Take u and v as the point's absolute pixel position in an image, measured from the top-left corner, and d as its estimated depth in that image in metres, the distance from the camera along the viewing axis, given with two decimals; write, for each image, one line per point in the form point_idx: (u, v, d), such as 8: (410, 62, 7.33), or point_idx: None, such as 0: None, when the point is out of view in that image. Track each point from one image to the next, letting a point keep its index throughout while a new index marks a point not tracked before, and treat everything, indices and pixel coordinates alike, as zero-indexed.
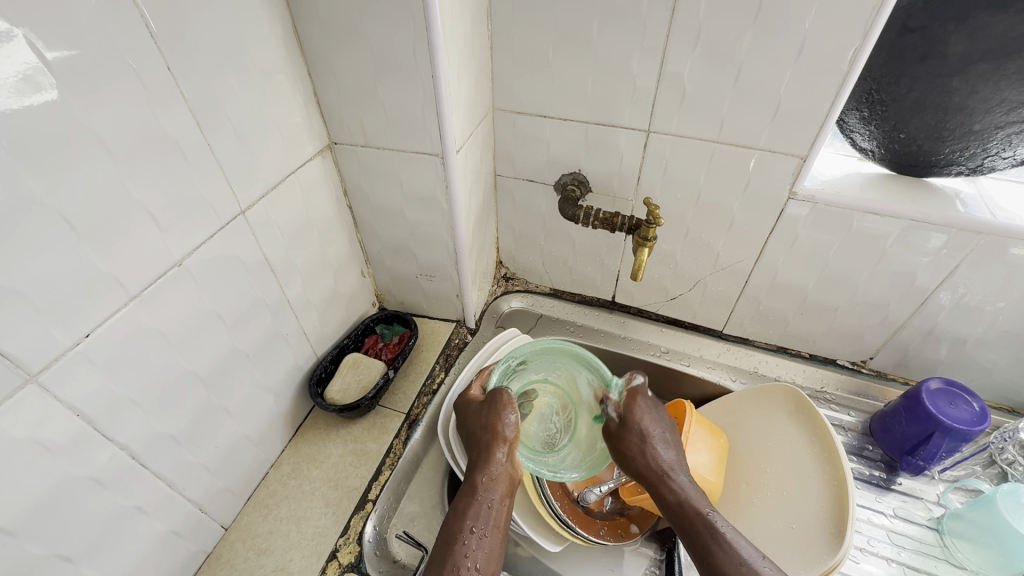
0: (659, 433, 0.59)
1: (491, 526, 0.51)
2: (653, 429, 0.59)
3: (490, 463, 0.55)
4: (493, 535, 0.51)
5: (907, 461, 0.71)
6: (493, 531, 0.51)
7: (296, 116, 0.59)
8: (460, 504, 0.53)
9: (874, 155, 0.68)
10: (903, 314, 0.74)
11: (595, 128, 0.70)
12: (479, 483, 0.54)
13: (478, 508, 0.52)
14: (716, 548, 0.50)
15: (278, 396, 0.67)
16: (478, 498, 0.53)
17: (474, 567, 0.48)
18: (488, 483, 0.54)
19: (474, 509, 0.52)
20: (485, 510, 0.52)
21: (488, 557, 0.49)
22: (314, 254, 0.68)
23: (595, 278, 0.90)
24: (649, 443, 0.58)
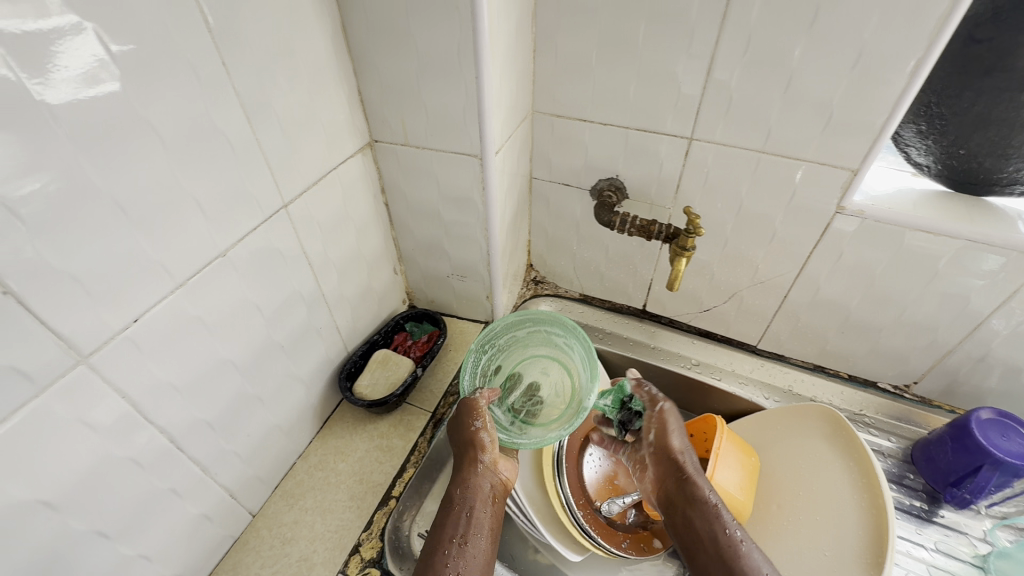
0: (685, 451, 0.66)
1: (477, 538, 0.57)
2: (675, 441, 0.67)
3: (470, 477, 0.61)
4: (475, 547, 0.56)
5: (951, 493, 0.68)
6: (478, 541, 0.57)
7: (340, 113, 0.60)
8: (444, 517, 0.58)
9: (930, 171, 0.65)
10: (953, 338, 0.70)
11: (636, 134, 0.69)
12: (458, 495, 0.60)
13: (457, 518, 0.58)
14: (707, 526, 0.59)
15: (309, 388, 0.68)
16: (463, 508, 0.59)
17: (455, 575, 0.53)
18: (466, 492, 0.60)
19: (458, 518, 0.58)
20: (471, 519, 0.58)
21: (472, 565, 0.55)
22: (349, 250, 0.68)
23: (626, 286, 0.89)
24: (672, 440, 0.67)
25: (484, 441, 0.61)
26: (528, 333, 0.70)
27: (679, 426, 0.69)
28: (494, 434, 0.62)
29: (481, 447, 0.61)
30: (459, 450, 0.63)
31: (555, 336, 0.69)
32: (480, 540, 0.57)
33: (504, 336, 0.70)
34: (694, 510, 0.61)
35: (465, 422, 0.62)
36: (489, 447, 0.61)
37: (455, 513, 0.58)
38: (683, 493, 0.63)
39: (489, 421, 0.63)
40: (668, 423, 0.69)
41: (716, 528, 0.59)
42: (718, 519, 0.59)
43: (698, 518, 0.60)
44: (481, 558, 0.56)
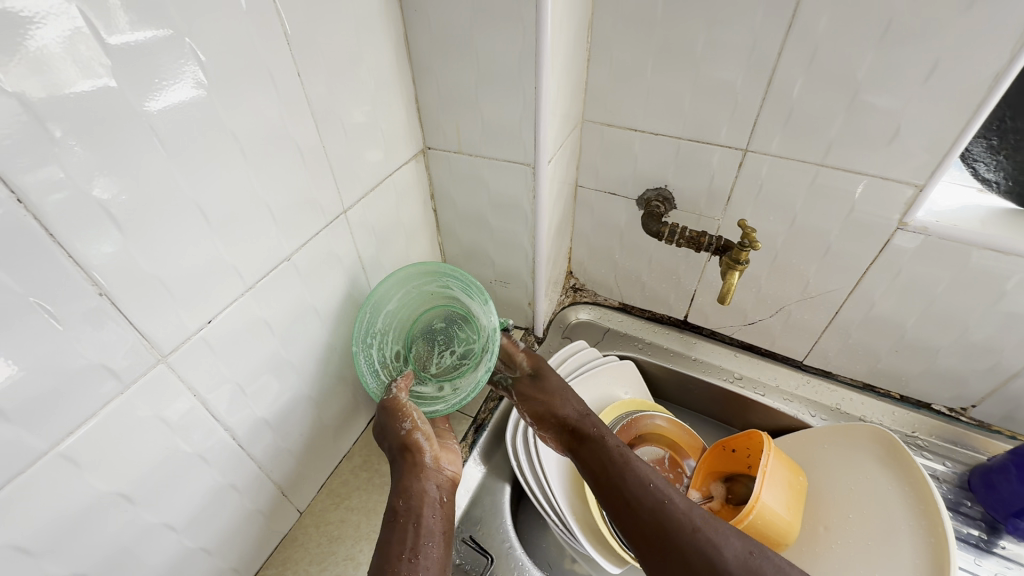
0: (574, 397, 0.67)
1: (430, 553, 0.52)
2: (571, 401, 0.66)
3: (408, 483, 0.56)
4: (429, 557, 0.51)
5: (1012, 524, 0.65)
6: (432, 552, 0.52)
7: (398, 121, 0.61)
8: (393, 528, 0.53)
9: (999, 188, 0.63)
10: (1018, 362, 0.67)
11: (689, 144, 0.68)
12: (400, 504, 0.55)
13: (404, 531, 0.53)
14: (639, 494, 0.57)
15: (356, 389, 0.69)
16: (412, 518, 0.54)
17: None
18: (406, 501, 0.55)
19: (404, 531, 0.53)
20: (419, 533, 0.53)
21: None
22: (399, 254, 0.69)
23: (668, 296, 0.88)
24: (556, 401, 0.66)
25: (423, 440, 0.58)
26: (400, 301, 0.66)
27: (560, 381, 0.69)
28: (429, 429, 0.59)
29: (418, 450, 0.57)
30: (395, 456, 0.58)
31: (430, 287, 0.68)
32: (436, 550, 0.52)
33: (386, 323, 0.65)
34: (614, 469, 0.60)
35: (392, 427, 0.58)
36: (429, 444, 0.58)
37: (402, 526, 0.53)
38: (593, 448, 0.62)
39: (420, 418, 0.59)
40: (558, 393, 0.67)
41: (639, 485, 0.58)
42: (641, 474, 0.59)
43: (635, 499, 0.57)
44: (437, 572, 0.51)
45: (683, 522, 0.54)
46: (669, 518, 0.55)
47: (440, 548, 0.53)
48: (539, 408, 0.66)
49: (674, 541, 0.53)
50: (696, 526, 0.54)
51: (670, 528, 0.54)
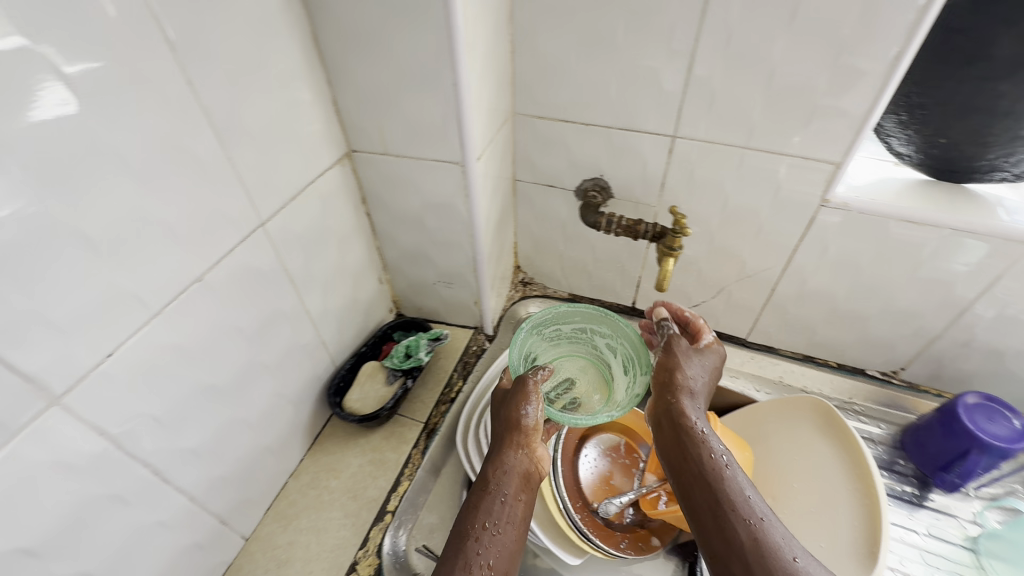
0: (700, 392, 0.58)
1: (507, 526, 0.50)
2: (691, 375, 0.59)
3: (503, 457, 0.55)
4: (506, 530, 0.49)
5: (940, 478, 0.69)
6: (507, 527, 0.50)
7: (315, 125, 0.58)
8: (470, 502, 0.52)
9: (910, 160, 0.66)
10: (938, 325, 0.71)
11: (619, 133, 0.68)
12: (492, 475, 0.54)
13: (489, 504, 0.51)
14: (728, 504, 0.47)
15: (297, 405, 0.66)
16: (490, 493, 0.52)
17: (486, 566, 0.46)
18: (502, 475, 0.53)
19: (488, 504, 0.51)
20: (498, 509, 0.51)
21: (500, 556, 0.47)
22: (332, 263, 0.67)
23: (614, 284, 0.88)
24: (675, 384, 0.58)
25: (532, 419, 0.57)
26: (577, 327, 0.76)
27: (686, 345, 0.62)
28: (541, 413, 0.58)
29: (529, 430, 0.57)
30: (502, 431, 0.57)
31: (596, 336, 0.75)
32: (512, 525, 0.50)
33: (565, 332, 0.76)
34: (705, 471, 0.50)
35: (517, 406, 0.58)
36: (534, 426, 0.57)
37: (483, 499, 0.51)
38: (686, 447, 0.52)
39: (538, 400, 0.59)
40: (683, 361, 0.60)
41: (732, 498, 0.47)
42: (737, 491, 0.47)
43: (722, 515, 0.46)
44: (512, 546, 0.48)
45: (778, 554, 0.42)
46: (760, 543, 0.43)
47: (515, 524, 0.50)
48: (662, 388, 0.58)
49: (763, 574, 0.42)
50: (794, 558, 0.42)
51: (756, 556, 0.43)
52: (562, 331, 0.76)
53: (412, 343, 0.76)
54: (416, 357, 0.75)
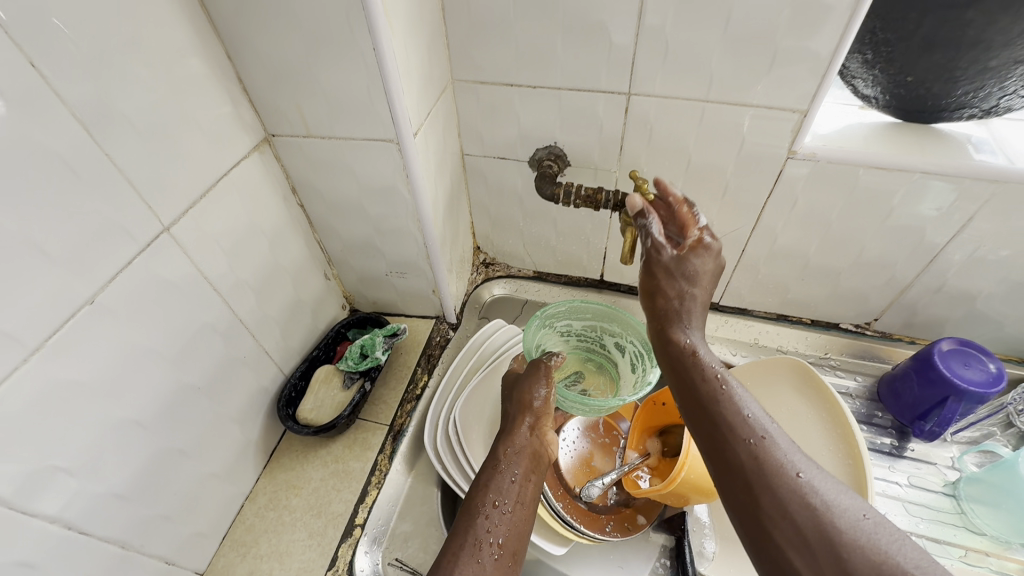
0: (697, 301, 0.49)
1: (517, 505, 0.51)
2: (687, 290, 0.49)
3: (514, 437, 0.57)
4: (516, 508, 0.50)
5: (919, 427, 0.68)
6: (517, 506, 0.51)
7: (220, 109, 0.51)
8: (482, 480, 0.53)
9: (877, 102, 0.62)
10: (910, 273, 0.69)
11: (570, 94, 0.62)
12: (503, 455, 0.55)
13: (500, 482, 0.52)
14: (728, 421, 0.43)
15: (243, 424, 0.60)
16: (501, 471, 0.53)
17: (497, 542, 0.47)
18: (513, 455, 0.55)
19: (497, 482, 0.52)
20: (510, 488, 0.52)
21: (509, 533, 0.48)
22: (265, 264, 0.60)
23: (581, 258, 0.83)
24: (664, 297, 0.50)
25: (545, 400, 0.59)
26: (586, 324, 0.70)
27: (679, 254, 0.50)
28: (551, 398, 0.60)
29: (539, 413, 0.58)
30: (512, 412, 0.59)
31: (606, 335, 0.70)
32: (521, 507, 0.51)
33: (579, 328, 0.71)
34: (702, 389, 0.45)
35: (529, 388, 0.60)
36: (544, 408, 0.59)
37: (493, 478, 0.53)
38: (682, 366, 0.47)
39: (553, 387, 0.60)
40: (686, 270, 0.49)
41: (730, 414, 0.43)
42: (734, 406, 0.43)
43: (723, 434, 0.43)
44: (521, 524, 0.49)
45: (780, 469, 0.39)
46: (762, 461, 0.40)
47: (524, 504, 0.52)
48: (655, 303, 0.50)
49: (765, 491, 0.39)
50: (798, 474, 0.39)
51: (757, 474, 0.40)
52: (574, 327, 0.71)
53: (367, 342, 0.70)
54: (372, 357, 0.70)
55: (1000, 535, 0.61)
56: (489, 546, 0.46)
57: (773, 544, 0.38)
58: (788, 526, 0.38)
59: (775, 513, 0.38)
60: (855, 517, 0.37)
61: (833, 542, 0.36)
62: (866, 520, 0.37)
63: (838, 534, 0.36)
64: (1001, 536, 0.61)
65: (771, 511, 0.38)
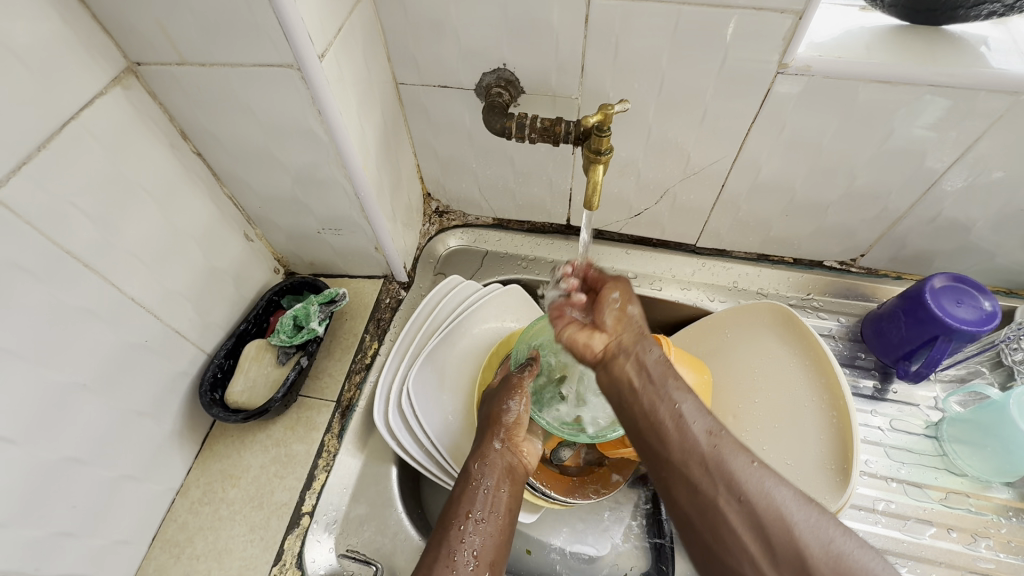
0: (631, 328, 0.47)
1: (495, 514, 0.48)
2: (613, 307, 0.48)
3: (486, 449, 0.52)
4: (493, 520, 0.48)
5: (902, 368, 0.64)
6: (495, 517, 0.48)
7: (50, 32, 0.38)
8: (455, 492, 0.50)
9: (883, 1, 0.52)
10: (904, 204, 0.63)
11: (517, 1, 0.50)
12: (473, 467, 0.51)
13: (476, 492, 0.49)
14: (666, 454, 0.40)
15: (159, 415, 0.53)
16: (475, 481, 0.50)
17: (472, 555, 0.45)
18: (484, 467, 0.51)
19: (472, 493, 0.49)
20: (488, 497, 0.49)
21: (487, 544, 0.46)
22: (158, 230, 0.50)
23: (544, 202, 0.74)
24: (584, 333, 0.48)
25: (515, 413, 0.54)
26: None
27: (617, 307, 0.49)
28: (525, 412, 0.54)
29: (510, 426, 0.53)
30: (481, 429, 0.54)
31: None
32: (498, 517, 0.48)
33: None
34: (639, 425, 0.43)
35: (499, 401, 0.54)
36: (516, 423, 0.54)
37: (469, 489, 0.49)
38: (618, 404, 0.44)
39: (525, 401, 0.55)
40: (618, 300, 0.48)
41: (669, 442, 0.40)
42: (675, 427, 0.41)
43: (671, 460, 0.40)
44: (498, 537, 0.47)
45: (734, 460, 0.38)
46: (720, 453, 0.39)
47: (501, 514, 0.48)
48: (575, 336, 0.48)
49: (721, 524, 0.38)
50: (752, 461, 0.38)
51: (712, 467, 0.38)
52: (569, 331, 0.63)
53: (300, 312, 0.62)
54: (308, 328, 0.61)
55: (981, 474, 0.59)
56: (464, 559, 0.44)
57: (725, 535, 0.37)
58: (742, 509, 0.37)
59: (730, 499, 0.37)
60: (807, 507, 0.36)
61: (790, 538, 0.35)
62: (815, 508, 0.36)
63: (793, 523, 0.36)
64: (981, 475, 0.59)
65: (731, 531, 0.37)
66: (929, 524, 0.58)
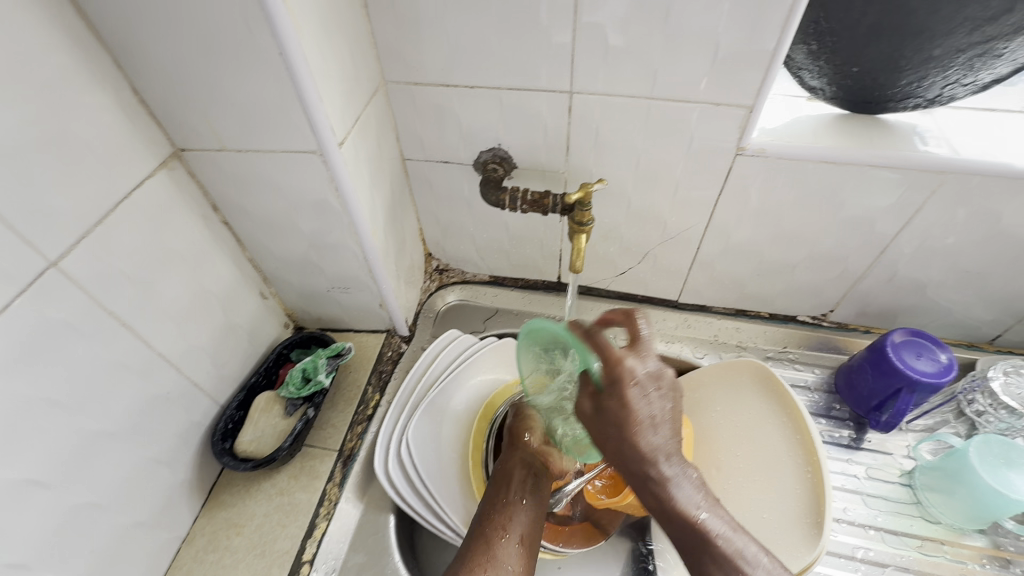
0: (656, 391, 0.40)
1: (521, 502, 0.55)
2: (645, 363, 0.41)
3: (508, 455, 0.59)
4: (521, 507, 0.54)
5: (874, 418, 0.68)
6: (523, 507, 0.54)
7: (115, 130, 0.46)
8: (490, 487, 0.56)
9: (824, 94, 0.60)
10: (862, 265, 0.69)
11: (510, 95, 0.59)
12: (501, 466, 0.58)
13: (504, 486, 0.56)
14: None
15: (172, 463, 0.56)
16: (502, 475, 0.57)
17: (507, 536, 0.51)
18: (506, 465, 0.58)
19: (501, 487, 0.56)
20: (514, 490, 0.55)
21: (523, 527, 0.53)
22: (187, 290, 0.55)
23: (537, 261, 0.80)
24: (644, 430, 0.40)
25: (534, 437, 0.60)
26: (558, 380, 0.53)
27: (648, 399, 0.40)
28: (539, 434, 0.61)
29: (529, 432, 0.61)
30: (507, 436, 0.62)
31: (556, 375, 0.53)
32: (525, 505, 0.54)
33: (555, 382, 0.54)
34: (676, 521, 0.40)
35: (523, 412, 0.63)
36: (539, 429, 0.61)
37: (498, 483, 0.56)
38: (669, 518, 0.41)
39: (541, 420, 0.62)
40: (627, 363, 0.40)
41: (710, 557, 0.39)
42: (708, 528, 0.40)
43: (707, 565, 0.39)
44: (528, 519, 0.53)
45: None
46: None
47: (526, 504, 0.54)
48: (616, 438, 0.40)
49: None
50: None
51: None
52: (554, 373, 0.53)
53: (309, 364, 0.66)
54: (316, 380, 0.66)
55: (955, 522, 0.62)
56: (500, 539, 0.51)
57: None
58: None
59: None
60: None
61: None
62: None
63: None
64: (955, 523, 0.62)
65: None
66: (907, 571, 0.60)
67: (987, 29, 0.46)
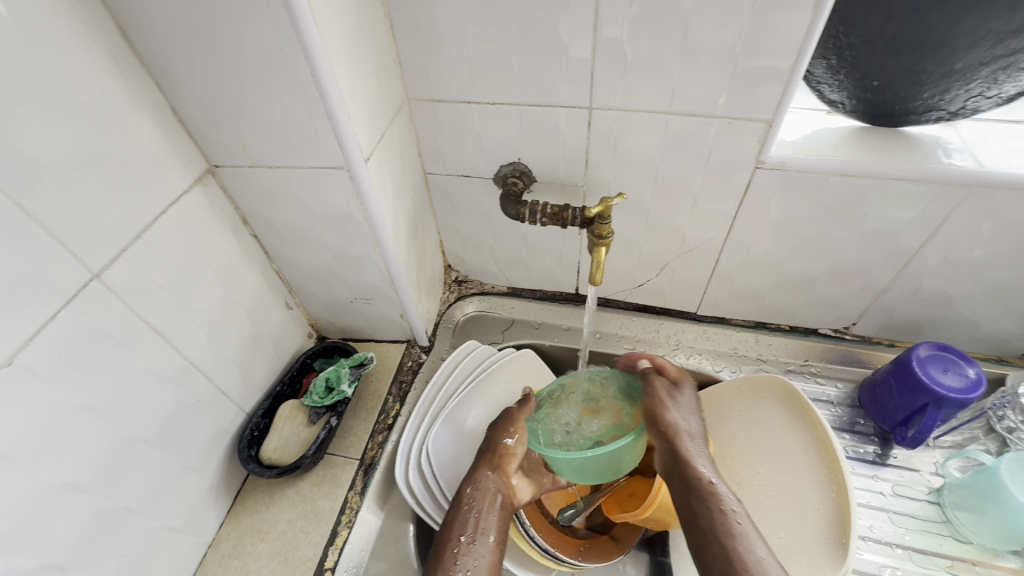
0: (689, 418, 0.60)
1: (486, 537, 0.54)
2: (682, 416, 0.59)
3: (478, 479, 0.58)
4: (483, 543, 0.53)
5: (901, 433, 0.67)
6: (486, 541, 0.54)
7: (155, 149, 0.48)
8: (449, 517, 0.56)
9: (844, 108, 0.60)
10: (885, 278, 0.68)
11: (531, 111, 0.60)
12: (468, 492, 0.57)
13: (467, 516, 0.55)
14: None
15: (200, 469, 0.58)
16: (468, 508, 0.56)
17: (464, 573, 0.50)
18: (475, 493, 0.57)
19: (466, 517, 0.55)
20: (477, 523, 0.55)
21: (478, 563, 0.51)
22: (217, 301, 0.57)
23: (555, 273, 0.80)
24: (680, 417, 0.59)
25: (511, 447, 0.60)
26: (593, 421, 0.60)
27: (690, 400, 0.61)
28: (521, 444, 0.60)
29: (506, 455, 0.60)
30: (479, 456, 0.61)
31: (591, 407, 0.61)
32: (490, 541, 0.54)
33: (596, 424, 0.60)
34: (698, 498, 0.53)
35: (496, 432, 0.61)
36: (513, 453, 0.60)
37: (461, 511, 0.56)
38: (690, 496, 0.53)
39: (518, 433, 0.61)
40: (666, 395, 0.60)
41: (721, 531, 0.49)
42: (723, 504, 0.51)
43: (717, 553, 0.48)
44: (489, 557, 0.52)
45: None
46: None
47: (492, 538, 0.54)
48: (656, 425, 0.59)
49: None
50: None
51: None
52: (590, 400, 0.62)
53: (332, 374, 0.68)
54: (339, 390, 0.67)
55: (986, 542, 0.60)
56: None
57: None
58: None
59: None
60: None
61: None
62: None
63: None
64: (987, 543, 0.60)
65: None
66: None
67: (1010, 43, 0.46)
